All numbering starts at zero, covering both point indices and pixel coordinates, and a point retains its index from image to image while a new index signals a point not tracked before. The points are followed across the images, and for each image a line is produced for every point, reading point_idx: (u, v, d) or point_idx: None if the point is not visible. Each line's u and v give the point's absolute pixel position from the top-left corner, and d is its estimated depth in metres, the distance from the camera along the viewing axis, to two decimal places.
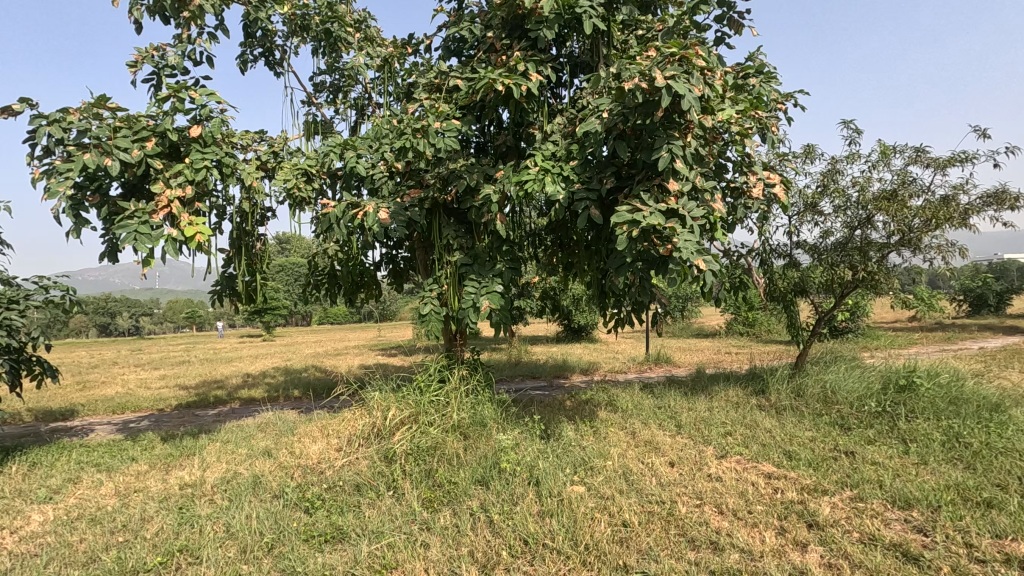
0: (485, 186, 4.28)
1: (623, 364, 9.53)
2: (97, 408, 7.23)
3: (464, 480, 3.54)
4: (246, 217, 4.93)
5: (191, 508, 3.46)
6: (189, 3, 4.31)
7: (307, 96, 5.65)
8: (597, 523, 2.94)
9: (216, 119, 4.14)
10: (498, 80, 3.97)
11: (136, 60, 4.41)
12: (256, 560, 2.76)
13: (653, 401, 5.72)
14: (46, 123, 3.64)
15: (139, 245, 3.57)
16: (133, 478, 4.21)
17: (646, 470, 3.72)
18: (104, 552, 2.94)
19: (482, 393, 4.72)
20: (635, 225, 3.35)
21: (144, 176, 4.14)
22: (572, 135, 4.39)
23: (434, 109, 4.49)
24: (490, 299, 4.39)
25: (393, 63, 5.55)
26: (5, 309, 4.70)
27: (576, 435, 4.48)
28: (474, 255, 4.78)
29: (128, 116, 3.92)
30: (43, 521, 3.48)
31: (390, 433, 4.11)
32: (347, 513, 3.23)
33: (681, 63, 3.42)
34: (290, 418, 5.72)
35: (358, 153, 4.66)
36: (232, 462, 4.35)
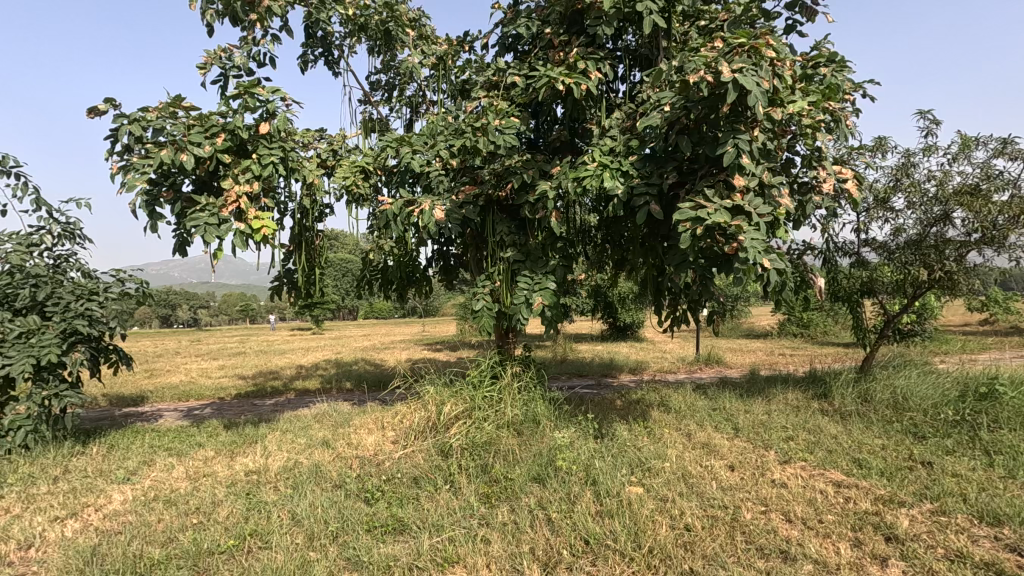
0: (541, 182, 4.25)
1: (672, 364, 9.33)
2: (164, 395, 7.62)
3: (520, 476, 3.53)
4: (306, 213, 5.08)
5: (257, 494, 3.59)
6: (257, 6, 4.46)
7: (364, 94, 5.76)
8: (660, 525, 2.88)
9: (282, 116, 4.24)
10: (557, 77, 3.94)
11: (206, 62, 4.59)
12: (322, 547, 2.83)
13: (707, 403, 5.58)
14: (128, 122, 3.85)
15: (209, 238, 3.74)
16: (201, 463, 4.41)
17: (706, 474, 3.62)
18: (180, 532, 3.08)
19: (534, 390, 4.71)
20: (699, 222, 3.25)
21: (214, 172, 4.30)
22: (630, 131, 4.30)
23: (490, 105, 4.49)
24: (543, 296, 4.38)
25: (448, 61, 5.60)
26: (86, 300, 5.02)
27: (631, 435, 4.41)
28: (528, 251, 4.76)
29: (201, 115, 4.07)
30: (123, 500, 3.68)
31: (445, 427, 4.16)
32: (406, 505, 3.27)
33: (750, 54, 3.27)
34: (344, 409, 5.87)
35: (413, 150, 4.71)
36: (292, 451, 4.49)
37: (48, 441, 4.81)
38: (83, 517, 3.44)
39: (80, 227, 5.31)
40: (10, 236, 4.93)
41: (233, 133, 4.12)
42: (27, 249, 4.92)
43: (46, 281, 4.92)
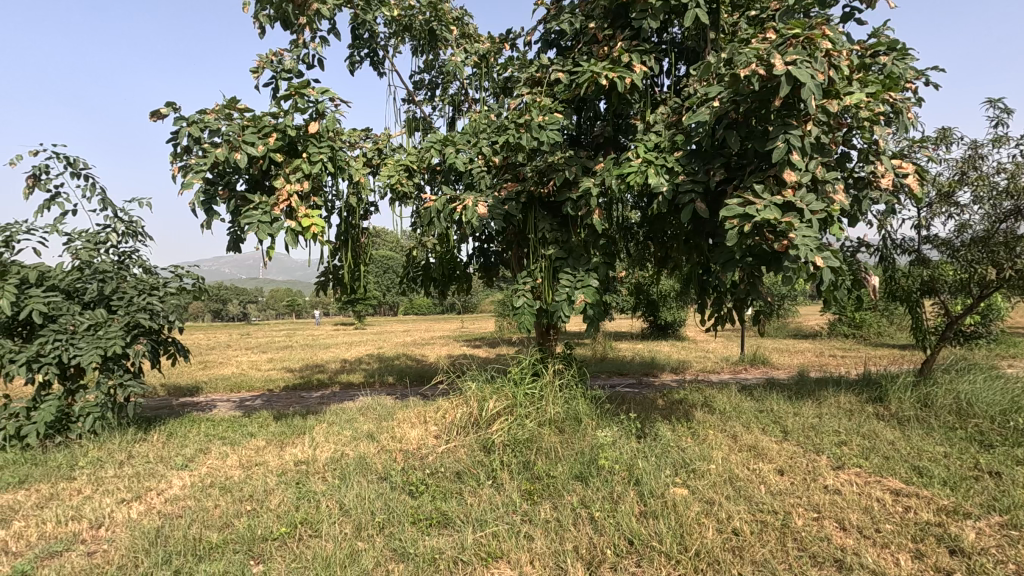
0: (584, 179, 4.22)
1: (716, 364, 9.12)
2: (218, 386, 7.97)
3: (562, 474, 3.52)
4: (353, 211, 5.20)
5: (306, 483, 3.71)
6: (306, 10, 4.59)
7: (407, 94, 5.85)
8: (706, 528, 2.83)
9: (331, 116, 4.34)
10: (601, 72, 3.89)
11: (258, 66, 4.76)
12: (369, 538, 2.90)
13: (753, 404, 5.42)
14: (187, 123, 4.03)
15: (261, 235, 3.88)
16: (253, 452, 4.59)
17: (754, 477, 3.52)
18: (236, 518, 3.21)
19: (575, 388, 4.70)
20: (748, 219, 3.14)
21: (266, 171, 4.46)
22: (676, 125, 4.22)
23: (533, 102, 4.47)
24: (585, 293, 4.35)
25: (490, 59, 5.62)
26: (148, 294, 5.30)
27: (674, 435, 4.33)
28: (570, 248, 4.74)
29: (254, 115, 4.21)
30: (182, 485, 3.87)
31: (487, 423, 4.20)
32: (450, 499, 3.32)
33: (804, 44, 3.14)
34: (387, 403, 6.00)
35: (457, 148, 4.75)
36: (339, 443, 4.62)
37: (114, 427, 5.10)
38: (146, 500, 3.64)
39: (142, 225, 5.60)
40: (80, 234, 5.23)
41: (284, 133, 4.25)
42: (95, 246, 5.22)
43: (112, 276, 5.21)
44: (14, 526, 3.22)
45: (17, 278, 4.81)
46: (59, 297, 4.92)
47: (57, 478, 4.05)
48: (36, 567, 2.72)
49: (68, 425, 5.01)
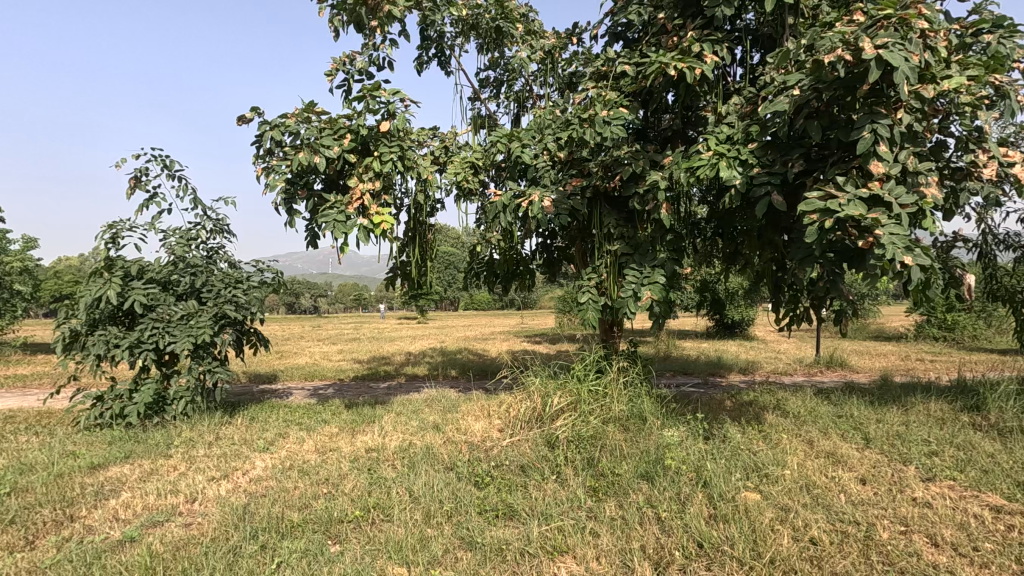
0: (652, 172, 4.13)
1: (788, 365, 8.70)
2: (294, 375, 8.43)
3: (627, 472, 3.48)
4: (421, 208, 5.35)
5: (377, 469, 3.87)
6: (379, 13, 4.74)
7: (473, 92, 5.94)
8: (781, 536, 2.71)
9: (401, 116, 4.47)
10: (670, 63, 3.79)
11: (332, 68, 4.97)
12: (438, 525, 2.99)
13: (831, 409, 5.14)
14: (270, 127, 4.28)
15: (337, 233, 4.07)
16: (327, 438, 4.83)
17: (833, 485, 3.34)
18: (313, 500, 3.39)
19: (640, 386, 4.65)
20: (829, 214, 2.96)
21: (341, 171, 4.66)
22: (750, 116, 4.04)
23: (599, 96, 4.41)
24: (651, 290, 4.26)
25: (555, 54, 5.61)
26: (233, 287, 5.68)
27: (745, 438, 4.18)
28: (636, 244, 4.65)
29: (330, 117, 4.40)
30: (264, 466, 4.14)
31: (551, 418, 4.22)
32: (515, 491, 3.36)
33: (896, 26, 2.92)
34: (452, 396, 6.14)
35: (522, 144, 4.76)
36: (407, 433, 4.77)
37: (203, 410, 5.51)
38: (233, 479, 3.91)
39: (228, 222, 5.99)
40: (174, 231, 5.66)
41: (358, 134, 4.42)
42: (187, 242, 5.62)
43: (202, 270, 5.60)
44: (122, 497, 3.55)
45: (122, 272, 5.26)
46: (157, 289, 5.35)
47: (157, 455, 4.43)
48: (142, 534, 3.00)
49: (164, 406, 5.46)
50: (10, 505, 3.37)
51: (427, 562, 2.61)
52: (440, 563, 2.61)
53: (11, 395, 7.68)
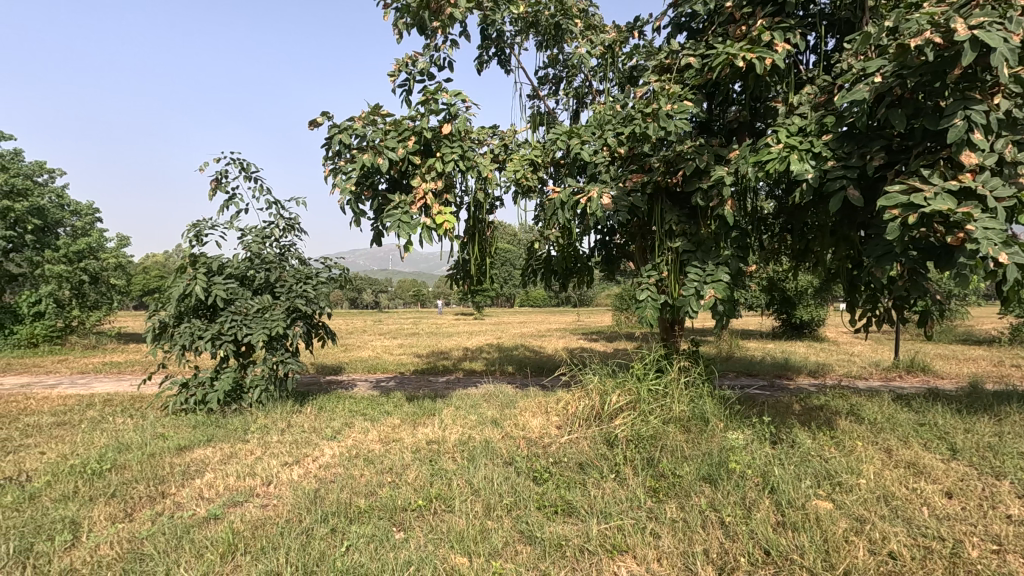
0: (717, 167, 4.00)
1: (863, 369, 8.22)
2: (358, 367, 8.77)
3: (689, 474, 3.40)
4: (480, 206, 5.43)
5: (438, 461, 3.97)
6: (441, 15, 4.85)
7: (532, 89, 5.95)
8: (857, 548, 2.58)
9: (463, 116, 4.54)
10: (737, 54, 3.65)
11: (395, 70, 5.12)
12: (498, 518, 3.04)
13: (912, 416, 4.82)
14: (339, 131, 4.47)
15: (401, 232, 4.18)
16: (390, 429, 5.00)
17: (914, 497, 3.14)
18: (379, 487, 3.53)
19: (702, 387, 4.53)
20: (912, 209, 2.75)
21: (405, 171, 4.80)
22: (824, 106, 3.85)
23: (661, 89, 4.30)
24: (715, 288, 4.13)
25: (616, 49, 5.53)
26: (304, 283, 5.98)
27: (815, 444, 3.98)
28: (699, 241, 4.52)
29: (395, 120, 4.54)
30: (332, 454, 4.34)
31: (609, 417, 4.19)
32: (574, 489, 3.36)
33: (994, 4, 2.70)
34: (509, 391, 6.20)
35: (582, 140, 4.73)
36: (466, 426, 4.87)
37: (276, 399, 5.83)
38: (305, 464, 4.13)
39: (299, 221, 6.29)
40: (251, 230, 6.01)
41: (421, 135, 4.54)
42: (263, 239, 5.94)
43: (275, 267, 5.92)
44: (206, 477, 3.83)
45: (204, 268, 5.64)
46: (235, 285, 5.70)
47: (235, 440, 4.73)
48: (224, 513, 3.22)
49: (241, 394, 5.82)
50: (111, 479, 3.71)
51: (488, 553, 2.66)
52: (500, 555, 2.66)
53: (109, 380, 8.42)
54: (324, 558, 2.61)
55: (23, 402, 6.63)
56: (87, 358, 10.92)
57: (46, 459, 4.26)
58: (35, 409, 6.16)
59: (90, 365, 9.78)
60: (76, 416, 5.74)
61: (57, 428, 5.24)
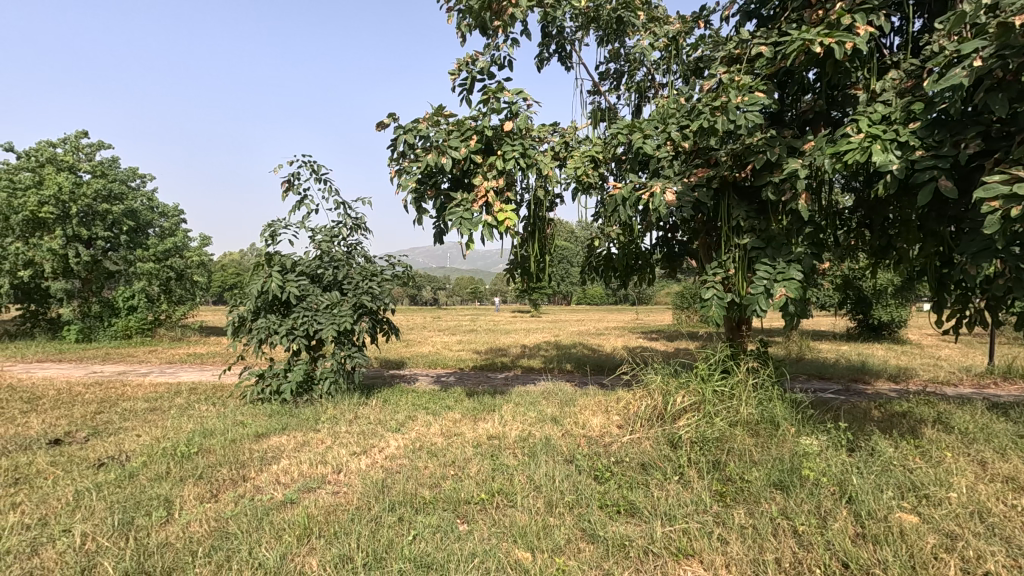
0: (790, 160, 3.82)
1: (951, 374, 7.62)
2: (419, 362, 9.01)
3: (758, 480, 3.27)
4: (541, 203, 5.44)
5: (499, 456, 4.02)
6: (503, 14, 4.89)
7: (593, 85, 5.89)
8: (947, 567, 2.40)
9: (524, 114, 4.56)
10: (814, 40, 3.47)
11: (458, 70, 5.20)
12: (560, 515, 3.04)
13: (1010, 427, 4.42)
14: (403, 132, 4.61)
15: (463, 230, 4.25)
16: (452, 423, 5.11)
17: (1014, 515, 2.89)
18: (443, 480, 3.62)
19: (772, 389, 4.35)
20: (1016, 201, 2.52)
21: (467, 170, 4.88)
22: (911, 92, 3.59)
23: (730, 81, 4.16)
24: (787, 287, 3.95)
25: (680, 41, 5.38)
26: (370, 280, 6.19)
27: (898, 453, 3.74)
28: (769, 237, 4.33)
29: (458, 120, 4.62)
30: (397, 446, 4.48)
31: (673, 418, 4.08)
32: (637, 489, 3.31)
33: None
34: (568, 389, 6.19)
35: (644, 135, 4.62)
36: (526, 423, 4.90)
37: (344, 391, 6.08)
38: (371, 455, 4.29)
39: (365, 221, 6.51)
40: (321, 229, 6.28)
41: (482, 134, 4.59)
42: (332, 238, 6.20)
43: (343, 264, 6.16)
44: (281, 463, 4.05)
45: (279, 266, 5.95)
46: (307, 281, 5.98)
47: (307, 429, 4.98)
48: (299, 498, 3.40)
49: (312, 386, 6.11)
50: (198, 462, 3.99)
51: (551, 549, 2.68)
52: (563, 552, 2.66)
53: (194, 370, 9.04)
54: (392, 546, 2.71)
55: (120, 388, 7.25)
56: (173, 349, 11.80)
57: (142, 441, 4.64)
58: (131, 395, 6.70)
59: (176, 356, 10.54)
60: (166, 402, 6.22)
61: (151, 413, 5.70)
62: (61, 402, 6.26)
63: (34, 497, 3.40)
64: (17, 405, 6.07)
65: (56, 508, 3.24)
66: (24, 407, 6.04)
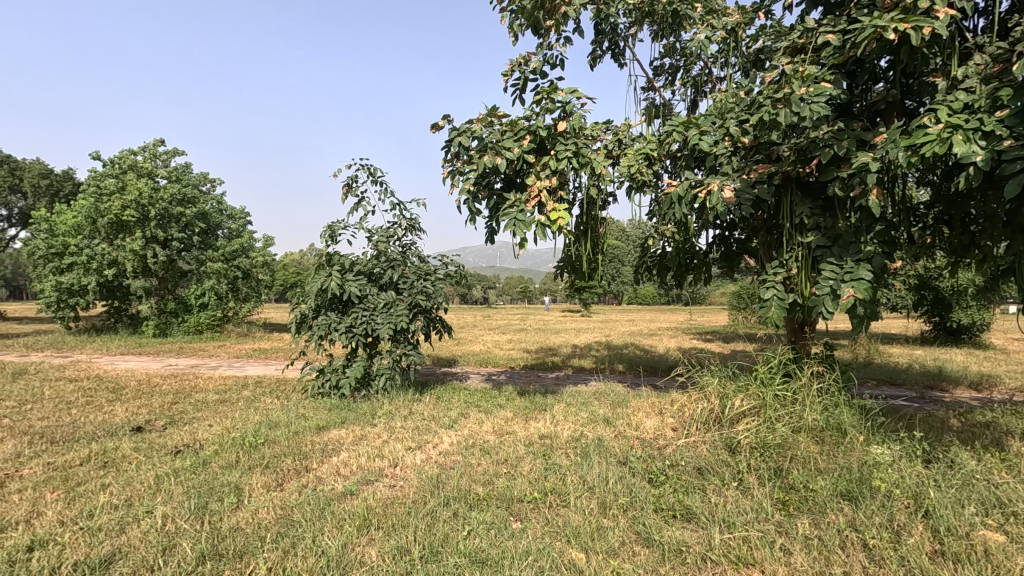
0: (859, 153, 3.62)
1: None
2: (471, 361, 9.13)
3: (824, 490, 3.12)
4: (593, 202, 5.39)
5: (551, 456, 4.02)
6: (556, 13, 4.88)
7: (647, 81, 5.79)
8: None
9: (578, 113, 4.55)
10: (888, 26, 3.27)
11: (510, 70, 5.23)
12: (614, 517, 3.02)
13: None
14: (458, 133, 4.68)
15: (517, 230, 4.26)
16: (504, 421, 5.16)
17: None
18: (496, 477, 3.66)
19: (838, 395, 4.14)
20: None
21: (519, 171, 4.90)
22: (997, 78, 3.33)
23: (794, 72, 3.98)
24: (856, 287, 3.75)
25: (739, 32, 5.21)
26: (424, 279, 6.33)
27: (982, 466, 3.47)
28: (835, 235, 4.13)
29: (511, 120, 4.66)
30: (451, 442, 4.56)
31: (731, 422, 4.02)
32: (693, 494, 3.23)
33: None
34: (621, 390, 6.12)
35: (701, 130, 4.50)
36: (578, 423, 4.88)
37: (399, 387, 6.24)
38: (426, 450, 4.38)
39: (419, 221, 6.64)
40: (377, 230, 6.45)
41: (536, 135, 4.61)
42: (387, 238, 6.36)
43: (399, 264, 6.31)
44: (341, 456, 4.20)
45: (338, 265, 6.16)
46: (364, 281, 6.17)
47: (365, 423, 5.14)
48: (359, 489, 3.53)
49: (369, 381, 6.30)
50: (265, 452, 4.20)
51: (605, 551, 2.66)
52: (618, 555, 2.64)
53: (259, 365, 9.50)
54: (448, 540, 2.76)
55: (194, 380, 7.71)
56: (240, 345, 12.44)
57: (214, 430, 4.92)
58: (203, 387, 7.12)
59: (243, 351, 11.12)
60: (234, 394, 6.57)
61: (221, 404, 6.05)
62: (142, 393, 6.73)
63: (120, 479, 3.68)
64: (105, 394, 6.58)
65: (139, 490, 3.50)
66: (110, 396, 6.53)
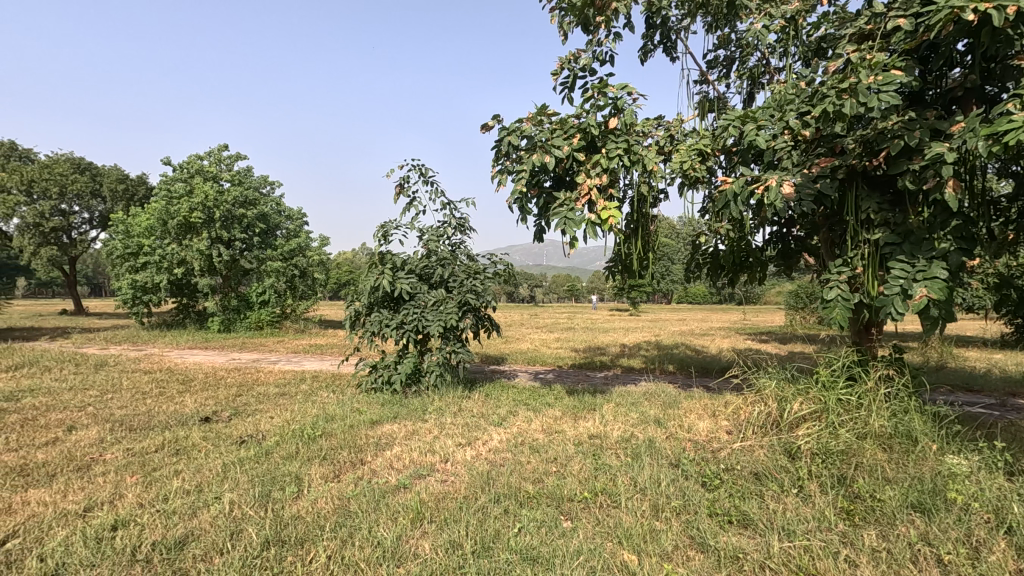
0: (934, 144, 3.40)
1: None
2: (518, 359, 9.16)
3: (893, 500, 2.96)
4: (644, 199, 5.30)
5: (601, 455, 3.99)
6: (607, 8, 4.82)
7: (700, 74, 5.64)
8: None
9: (628, 110, 4.49)
10: (966, 6, 3.06)
11: (559, 69, 5.21)
12: (667, 519, 2.97)
13: None
14: (508, 133, 4.71)
15: (567, 229, 4.24)
16: (553, 420, 5.15)
17: None
18: (545, 475, 3.67)
19: (909, 400, 3.91)
20: None
21: (569, 169, 4.87)
22: None
23: (860, 60, 3.79)
24: (929, 286, 3.53)
25: (800, 20, 4.99)
26: (473, 278, 6.39)
27: None
28: (906, 231, 3.90)
29: (561, 119, 4.65)
30: (500, 439, 4.60)
31: (790, 427, 3.87)
32: (750, 499, 3.13)
33: None
34: (672, 391, 5.99)
35: (759, 124, 4.34)
36: (628, 423, 4.82)
37: (449, 384, 6.34)
38: (476, 446, 4.43)
39: (468, 221, 6.72)
40: (428, 230, 6.56)
41: (586, 133, 4.58)
42: (438, 237, 6.46)
43: (449, 263, 6.41)
44: (394, 450, 4.31)
45: (390, 264, 6.32)
46: (416, 279, 6.29)
47: (416, 418, 5.25)
48: (411, 483, 3.61)
49: (419, 377, 6.43)
50: (322, 444, 4.36)
51: (658, 554, 2.61)
52: (671, 559, 2.59)
53: (315, 360, 9.86)
54: (499, 536, 2.79)
55: (255, 374, 8.08)
56: (297, 340, 12.94)
57: (275, 422, 5.15)
58: (264, 381, 7.46)
59: (300, 347, 11.57)
60: (293, 388, 6.85)
61: (281, 397, 6.31)
62: (209, 385, 7.11)
63: (191, 466, 3.91)
64: (176, 386, 7.00)
65: (208, 476, 3.70)
66: (181, 387, 6.95)
